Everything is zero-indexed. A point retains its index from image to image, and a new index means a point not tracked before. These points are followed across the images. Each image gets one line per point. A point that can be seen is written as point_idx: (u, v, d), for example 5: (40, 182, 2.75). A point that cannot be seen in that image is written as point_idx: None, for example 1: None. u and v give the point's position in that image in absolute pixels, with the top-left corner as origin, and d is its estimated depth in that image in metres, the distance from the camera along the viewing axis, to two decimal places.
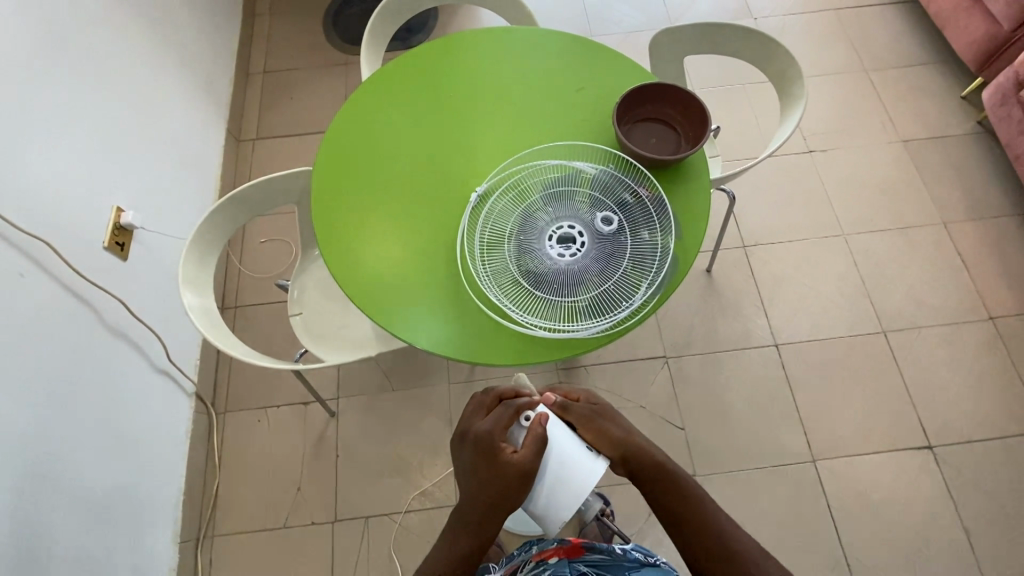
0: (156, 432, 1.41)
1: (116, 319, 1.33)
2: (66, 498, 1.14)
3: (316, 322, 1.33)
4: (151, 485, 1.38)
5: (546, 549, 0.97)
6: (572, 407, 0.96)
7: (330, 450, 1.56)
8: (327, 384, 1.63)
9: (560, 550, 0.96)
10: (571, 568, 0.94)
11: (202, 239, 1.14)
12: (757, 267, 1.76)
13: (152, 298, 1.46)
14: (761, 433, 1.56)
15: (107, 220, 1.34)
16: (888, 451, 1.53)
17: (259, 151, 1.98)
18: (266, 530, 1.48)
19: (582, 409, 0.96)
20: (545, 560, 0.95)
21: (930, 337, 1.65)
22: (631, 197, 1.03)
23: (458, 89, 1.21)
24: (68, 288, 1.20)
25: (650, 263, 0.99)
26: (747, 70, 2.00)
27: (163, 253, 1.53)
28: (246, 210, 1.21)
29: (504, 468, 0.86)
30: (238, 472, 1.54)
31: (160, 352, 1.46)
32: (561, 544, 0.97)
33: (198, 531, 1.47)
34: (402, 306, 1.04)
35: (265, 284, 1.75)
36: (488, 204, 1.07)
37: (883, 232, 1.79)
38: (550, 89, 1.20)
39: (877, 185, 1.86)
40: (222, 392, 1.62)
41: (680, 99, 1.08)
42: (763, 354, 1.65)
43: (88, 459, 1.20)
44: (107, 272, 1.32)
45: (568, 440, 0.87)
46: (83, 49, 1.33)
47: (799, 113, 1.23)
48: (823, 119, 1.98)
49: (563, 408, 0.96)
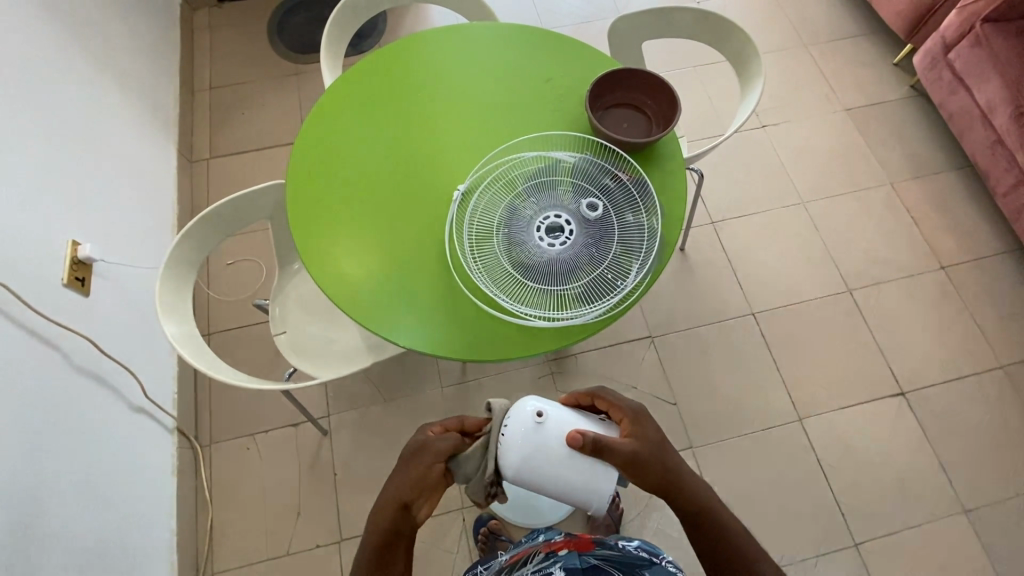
0: (140, 473, 1.34)
1: (86, 359, 1.26)
2: (56, 554, 1.07)
3: (300, 337, 1.29)
4: (142, 529, 1.31)
5: (556, 542, 0.97)
6: (611, 448, 0.82)
7: (326, 469, 1.52)
8: (316, 402, 1.59)
9: (569, 543, 0.94)
10: (582, 560, 0.89)
11: (176, 263, 1.09)
12: (726, 241, 1.83)
13: (121, 334, 1.38)
14: (749, 400, 1.62)
15: (63, 255, 1.26)
16: (866, 402, 1.61)
17: (215, 170, 1.90)
18: (268, 560, 1.43)
19: (625, 449, 0.83)
20: (554, 550, 0.93)
21: (891, 291, 1.75)
22: (612, 181, 1.05)
23: (427, 88, 1.20)
24: (30, 330, 1.12)
25: (638, 244, 1.01)
26: (698, 53, 2.06)
27: (127, 284, 1.45)
28: (220, 230, 1.17)
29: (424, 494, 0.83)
30: (231, 504, 1.48)
31: (135, 389, 1.39)
32: (571, 538, 0.97)
33: (197, 569, 1.41)
34: (395, 312, 1.02)
35: (237, 308, 1.68)
36: (472, 199, 1.07)
37: (838, 196, 1.89)
38: (519, 82, 1.20)
39: (828, 153, 1.96)
40: (205, 424, 1.56)
41: (647, 83, 1.11)
42: (741, 323, 1.71)
43: (73, 510, 1.13)
44: (71, 310, 1.24)
45: (578, 418, 0.87)
46: (20, 76, 1.25)
47: (759, 88, 1.27)
48: (772, 95, 2.06)
49: (597, 451, 0.83)
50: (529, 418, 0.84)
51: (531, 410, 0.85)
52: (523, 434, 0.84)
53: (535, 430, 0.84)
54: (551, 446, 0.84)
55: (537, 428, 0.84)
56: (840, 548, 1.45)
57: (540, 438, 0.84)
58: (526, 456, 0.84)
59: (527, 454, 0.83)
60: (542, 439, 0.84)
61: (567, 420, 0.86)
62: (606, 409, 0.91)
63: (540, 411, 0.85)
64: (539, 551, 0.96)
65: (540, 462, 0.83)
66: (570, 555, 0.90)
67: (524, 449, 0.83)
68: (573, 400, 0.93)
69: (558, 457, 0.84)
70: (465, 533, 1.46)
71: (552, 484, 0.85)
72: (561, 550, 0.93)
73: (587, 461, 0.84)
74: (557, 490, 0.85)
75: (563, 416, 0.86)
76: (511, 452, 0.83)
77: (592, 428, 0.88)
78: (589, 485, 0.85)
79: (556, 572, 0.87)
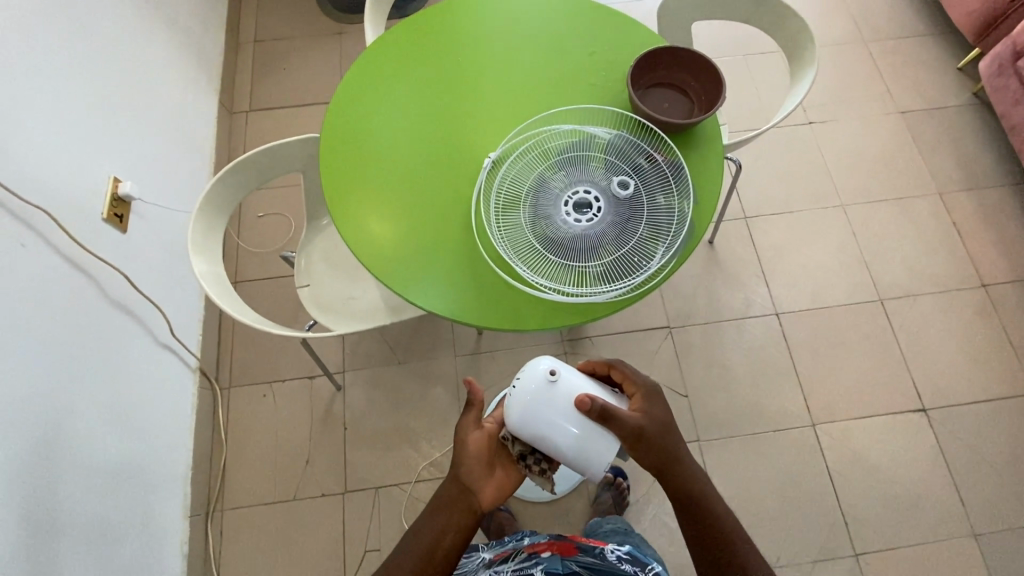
0: (162, 405, 1.40)
1: (120, 293, 1.31)
2: (80, 472, 1.14)
3: (323, 292, 1.31)
4: (161, 459, 1.37)
5: (541, 543, 1.01)
6: (618, 418, 0.82)
7: (337, 423, 1.56)
8: (333, 358, 1.63)
9: (552, 546, 0.98)
10: (563, 564, 0.93)
11: (209, 207, 1.12)
12: (758, 238, 1.78)
13: (152, 272, 1.43)
14: (762, 400, 1.59)
15: (105, 191, 1.30)
16: (885, 415, 1.57)
17: (253, 122, 1.93)
18: (276, 502, 1.49)
19: (629, 422, 0.82)
20: (539, 549, 0.98)
21: (925, 304, 1.69)
22: (646, 161, 1.03)
23: (467, 53, 1.19)
24: (67, 258, 1.17)
25: (667, 227, 0.99)
26: (750, 41, 1.99)
27: (162, 224, 1.49)
28: (255, 178, 1.19)
29: (466, 482, 0.85)
30: (245, 446, 1.54)
31: (163, 327, 1.44)
32: (556, 540, 1.01)
33: (208, 504, 1.47)
34: (415, 273, 1.03)
35: (265, 259, 1.72)
36: (502, 168, 1.06)
37: (881, 202, 1.82)
38: (560, 54, 1.18)
39: (876, 157, 1.88)
40: (226, 367, 1.61)
41: (693, 64, 1.07)
42: (763, 322, 1.68)
43: (98, 434, 1.19)
44: (108, 244, 1.29)
45: (591, 385, 0.87)
46: (71, 10, 1.27)
47: (810, 78, 1.22)
48: (823, 91, 1.98)
49: (603, 418, 0.82)
50: (542, 375, 0.85)
51: (547, 369, 0.86)
52: (534, 388, 0.85)
53: (548, 386, 0.85)
54: (559, 405, 0.84)
55: (548, 385, 0.85)
56: (839, 556, 1.44)
57: (549, 396, 0.84)
58: (535, 411, 0.84)
59: (536, 409, 0.84)
60: (551, 397, 0.85)
61: (579, 385, 0.86)
62: (621, 381, 0.91)
63: (553, 369, 0.86)
64: (525, 548, 1.01)
65: (547, 419, 0.84)
66: (552, 557, 0.94)
67: (531, 405, 0.84)
68: (590, 367, 0.94)
69: (563, 416, 0.84)
70: None
71: (554, 445, 0.84)
72: (544, 552, 0.97)
73: (592, 427, 0.84)
74: (558, 451, 0.84)
75: (576, 380, 0.87)
76: (521, 404, 0.84)
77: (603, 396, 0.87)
78: (589, 452, 0.84)
79: (536, 573, 0.91)
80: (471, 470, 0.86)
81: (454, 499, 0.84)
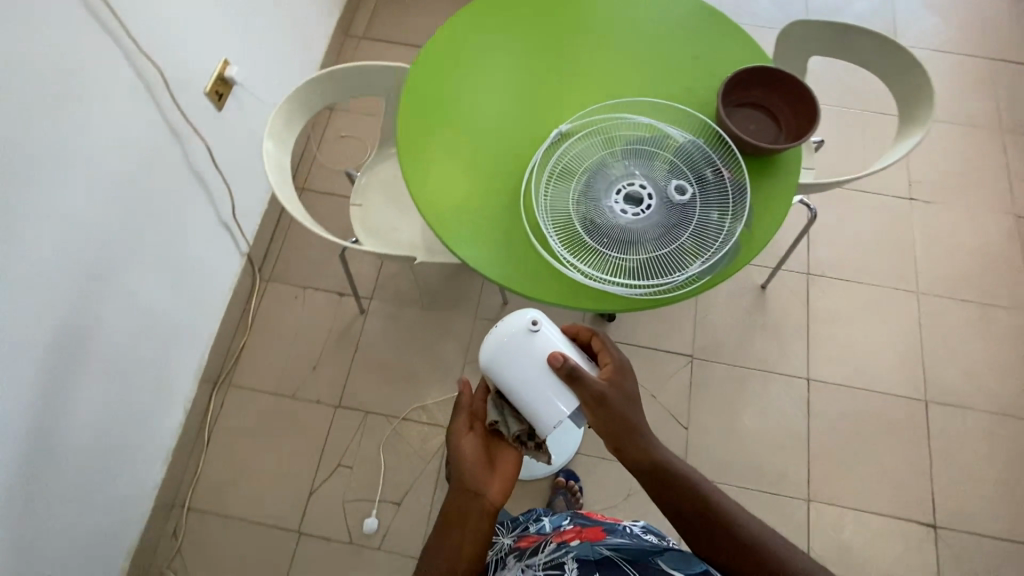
0: (206, 276, 1.51)
1: (199, 163, 1.42)
2: (119, 306, 1.25)
3: (371, 215, 1.38)
4: (191, 322, 1.48)
5: (567, 533, 0.91)
6: (585, 382, 0.81)
7: (350, 342, 1.64)
8: (365, 283, 1.70)
9: (581, 534, 0.89)
10: (594, 549, 0.81)
11: (293, 104, 1.20)
12: (814, 299, 1.69)
13: (233, 154, 1.54)
14: (763, 458, 1.53)
15: (214, 69, 1.41)
16: (888, 516, 1.47)
17: (363, 49, 2.02)
18: (275, 394, 1.59)
19: (596, 389, 0.82)
20: (566, 541, 0.87)
21: (974, 420, 1.55)
22: (712, 174, 1.01)
23: (572, 24, 1.19)
24: (164, 117, 1.28)
25: (712, 243, 0.97)
26: (873, 97, 1.87)
27: (253, 116, 1.60)
28: (339, 90, 1.26)
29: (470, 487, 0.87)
30: (264, 336, 1.65)
31: (227, 206, 1.55)
32: (582, 531, 0.91)
33: (219, 376, 1.60)
34: (454, 214, 1.04)
35: (334, 175, 1.82)
36: (568, 141, 1.06)
37: (961, 302, 1.67)
38: (663, 48, 1.16)
39: (972, 255, 1.73)
40: (271, 261, 1.73)
41: (791, 91, 1.04)
42: (790, 383, 1.60)
43: (144, 278, 1.31)
44: (203, 116, 1.40)
45: (570, 348, 0.86)
46: None
47: (918, 138, 1.14)
48: (937, 169, 1.84)
49: (571, 378, 0.81)
50: (523, 323, 0.84)
51: (530, 320, 0.85)
52: (512, 333, 0.85)
53: (526, 335, 0.85)
54: (532, 357, 0.84)
55: (527, 335, 0.84)
56: None
57: (525, 345, 0.84)
58: (505, 354, 0.85)
59: (506, 351, 0.84)
60: (525, 346, 0.84)
61: (558, 343, 0.85)
62: (597, 351, 0.90)
63: (535, 320, 0.85)
64: (550, 540, 0.90)
65: (514, 365, 0.84)
66: (583, 544, 0.83)
67: (504, 349, 0.85)
68: (572, 330, 0.92)
69: (533, 368, 0.83)
70: (442, 450, 1.53)
71: (513, 391, 0.85)
72: (573, 540, 0.87)
73: (557, 387, 0.83)
74: (515, 398, 0.85)
75: (558, 338, 0.85)
76: (494, 342, 0.85)
77: (579, 358, 0.86)
78: (544, 411, 0.83)
79: (568, 561, 0.79)
80: (473, 475, 0.88)
81: (464, 507, 0.86)
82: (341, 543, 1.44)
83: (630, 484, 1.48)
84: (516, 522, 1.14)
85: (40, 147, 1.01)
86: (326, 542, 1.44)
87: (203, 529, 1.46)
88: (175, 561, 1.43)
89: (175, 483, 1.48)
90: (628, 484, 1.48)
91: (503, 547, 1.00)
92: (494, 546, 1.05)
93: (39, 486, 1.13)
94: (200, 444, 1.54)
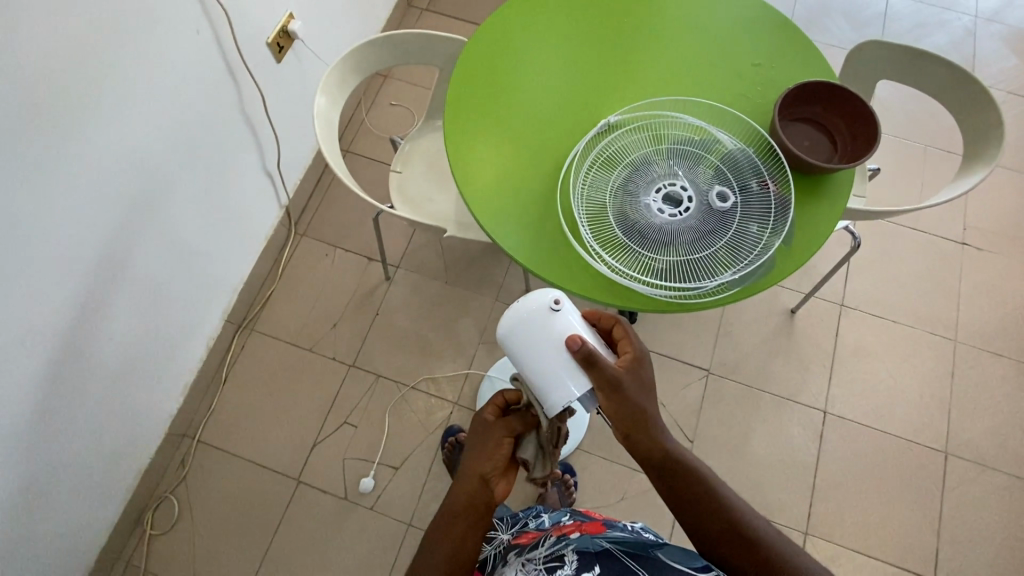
0: (244, 222, 1.55)
1: (252, 110, 1.45)
2: (160, 236, 1.30)
3: (410, 183, 1.39)
4: (224, 263, 1.53)
5: (567, 526, 0.94)
6: (600, 367, 0.79)
7: (371, 306, 1.67)
8: (395, 251, 1.73)
9: (581, 527, 0.91)
10: (593, 543, 0.86)
11: (349, 63, 1.22)
12: (843, 331, 1.64)
13: (285, 106, 1.57)
14: (765, 483, 1.50)
15: (279, 21, 1.44)
16: (887, 562, 1.43)
17: (424, 20, 2.03)
18: (294, 345, 1.63)
19: (610, 375, 0.80)
20: (565, 534, 0.90)
21: (994, 480, 1.49)
22: (757, 185, 0.98)
23: (637, 15, 1.17)
24: (225, 60, 1.32)
25: (746, 254, 0.95)
26: (941, 133, 1.79)
27: (309, 72, 1.63)
28: (396, 56, 1.28)
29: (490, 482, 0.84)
30: (291, 288, 1.69)
31: (272, 156, 1.59)
32: (581, 524, 0.93)
33: (243, 319, 1.65)
34: (490, 191, 1.04)
35: (379, 141, 1.84)
36: (614, 133, 1.05)
37: (1000, 357, 1.60)
38: (727, 51, 1.13)
39: (1020, 310, 1.64)
40: (307, 217, 1.77)
41: (853, 110, 1.00)
42: (805, 412, 1.56)
43: (186, 214, 1.35)
44: (261, 65, 1.43)
45: (589, 332, 0.84)
46: None
47: (981, 177, 1.09)
48: (996, 216, 1.75)
49: (586, 362, 0.80)
50: (545, 302, 0.84)
51: (552, 300, 0.84)
52: (533, 310, 0.85)
53: (546, 314, 0.84)
54: (548, 336, 0.83)
55: (547, 313, 0.84)
56: None
57: (544, 323, 0.84)
58: (523, 329, 0.85)
59: (524, 327, 0.84)
60: (544, 324, 0.84)
61: (577, 327, 0.84)
62: (618, 339, 0.87)
63: (557, 300, 0.84)
64: (549, 533, 0.93)
65: (530, 341, 0.84)
66: (582, 538, 0.87)
67: (523, 325, 0.84)
68: (595, 316, 0.89)
69: (548, 347, 0.83)
70: (446, 424, 1.55)
71: (525, 368, 0.84)
72: (573, 533, 0.90)
73: (570, 369, 0.82)
74: (526, 374, 0.85)
75: (577, 322, 0.84)
76: (513, 316, 0.85)
77: (597, 344, 0.84)
78: (552, 391, 0.82)
79: (568, 554, 0.84)
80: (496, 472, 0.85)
81: (477, 498, 0.83)
82: (336, 497, 1.48)
83: (626, 487, 1.48)
84: (515, 518, 1.14)
85: (105, 72, 1.06)
86: (322, 494, 1.48)
87: (209, 462, 1.52)
88: (179, 488, 1.49)
89: (188, 414, 1.54)
90: (624, 487, 1.48)
91: (502, 542, 1.04)
92: (493, 541, 1.07)
93: (65, 394, 1.19)
94: (216, 381, 1.59)
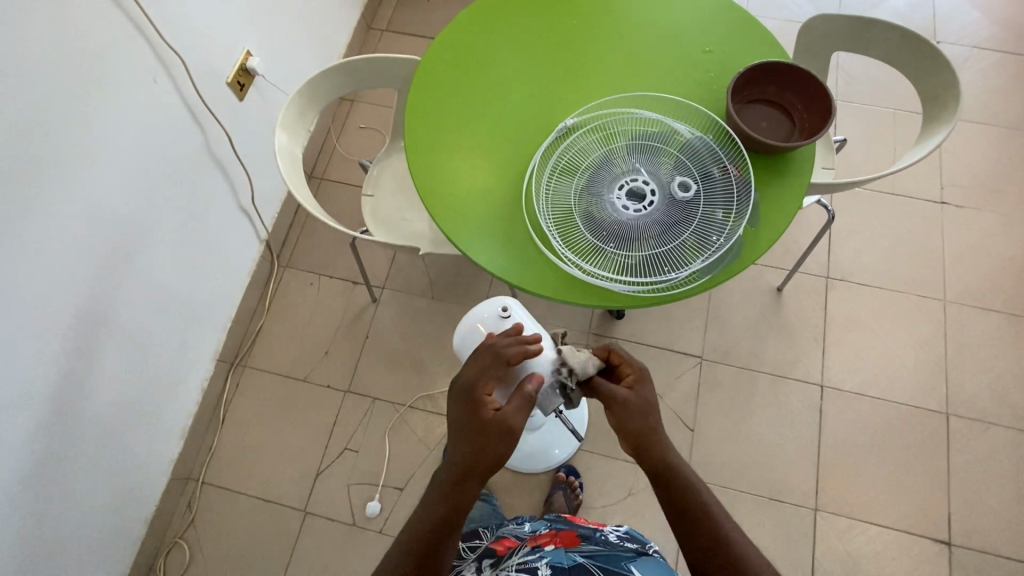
0: (224, 261, 1.56)
1: (220, 150, 1.47)
2: (139, 282, 1.31)
3: (382, 205, 1.40)
4: (209, 302, 1.54)
5: (542, 537, 0.93)
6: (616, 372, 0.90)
7: (361, 330, 1.68)
8: (378, 273, 1.73)
9: (555, 539, 0.90)
10: (566, 556, 0.84)
11: (306, 94, 1.23)
12: (832, 304, 1.64)
13: (253, 142, 1.58)
14: (769, 464, 1.50)
15: (236, 59, 1.46)
16: (900, 530, 1.42)
17: (385, 41, 2.06)
18: (289, 377, 1.63)
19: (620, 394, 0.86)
20: (540, 545, 0.88)
21: (997, 436, 1.48)
22: (718, 172, 0.99)
23: (585, 16, 1.17)
24: (187, 105, 1.33)
25: (714, 241, 0.95)
26: (905, 96, 1.79)
27: (274, 106, 1.64)
28: (352, 82, 1.29)
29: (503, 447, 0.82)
30: (279, 321, 1.70)
31: (246, 191, 1.60)
32: (557, 535, 0.92)
33: (234, 357, 1.65)
34: (458, 207, 1.05)
35: (351, 165, 1.85)
36: (573, 135, 1.05)
37: (990, 312, 1.60)
38: (677, 41, 1.14)
39: (1006, 263, 1.64)
40: (289, 248, 1.78)
41: (806, 86, 1.01)
42: (802, 389, 1.56)
43: (163, 258, 1.36)
44: (224, 105, 1.45)
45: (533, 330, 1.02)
46: None
47: (942, 136, 1.09)
48: (971, 172, 1.75)
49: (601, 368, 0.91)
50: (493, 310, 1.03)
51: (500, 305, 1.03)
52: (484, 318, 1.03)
53: (498, 319, 1.03)
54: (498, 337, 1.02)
55: (497, 319, 1.03)
56: None
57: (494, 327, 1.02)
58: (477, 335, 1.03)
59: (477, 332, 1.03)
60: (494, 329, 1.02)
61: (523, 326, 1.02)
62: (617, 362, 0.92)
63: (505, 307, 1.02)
64: (525, 544, 0.91)
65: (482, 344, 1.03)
66: (556, 551, 0.85)
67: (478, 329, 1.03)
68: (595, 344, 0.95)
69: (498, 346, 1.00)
70: (445, 439, 1.55)
71: None
72: (547, 545, 0.89)
73: None
74: None
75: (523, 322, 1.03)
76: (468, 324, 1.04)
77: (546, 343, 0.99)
78: None
79: (541, 567, 0.81)
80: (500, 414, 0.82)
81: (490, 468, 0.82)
82: (344, 524, 1.48)
83: (631, 483, 1.48)
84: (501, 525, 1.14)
85: (63, 131, 1.07)
86: (330, 523, 1.48)
87: (214, 503, 1.52)
88: (187, 532, 1.50)
89: (190, 458, 1.55)
90: (629, 483, 1.48)
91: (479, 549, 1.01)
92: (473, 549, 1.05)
93: (60, 456, 1.20)
94: (215, 421, 1.60)
